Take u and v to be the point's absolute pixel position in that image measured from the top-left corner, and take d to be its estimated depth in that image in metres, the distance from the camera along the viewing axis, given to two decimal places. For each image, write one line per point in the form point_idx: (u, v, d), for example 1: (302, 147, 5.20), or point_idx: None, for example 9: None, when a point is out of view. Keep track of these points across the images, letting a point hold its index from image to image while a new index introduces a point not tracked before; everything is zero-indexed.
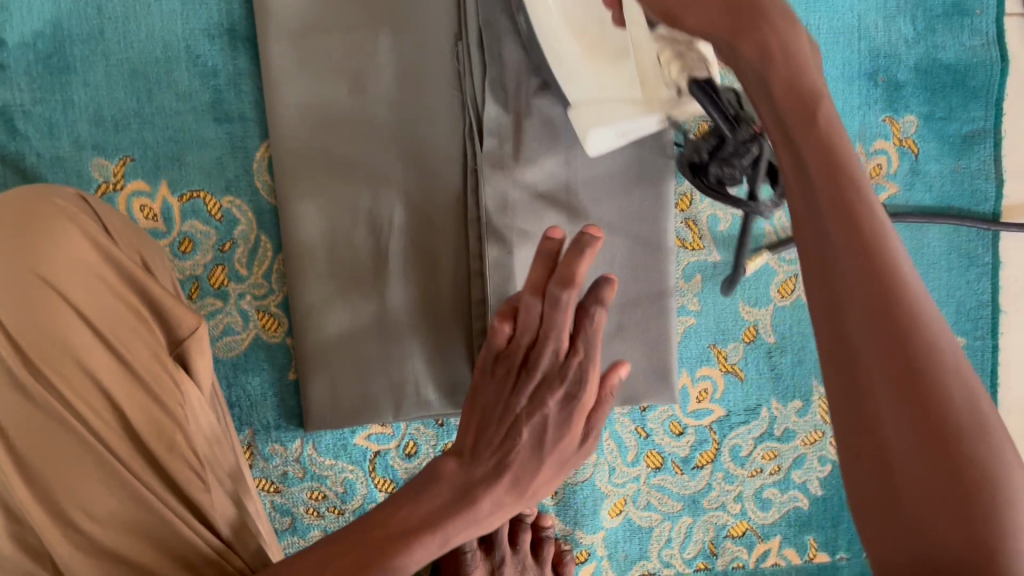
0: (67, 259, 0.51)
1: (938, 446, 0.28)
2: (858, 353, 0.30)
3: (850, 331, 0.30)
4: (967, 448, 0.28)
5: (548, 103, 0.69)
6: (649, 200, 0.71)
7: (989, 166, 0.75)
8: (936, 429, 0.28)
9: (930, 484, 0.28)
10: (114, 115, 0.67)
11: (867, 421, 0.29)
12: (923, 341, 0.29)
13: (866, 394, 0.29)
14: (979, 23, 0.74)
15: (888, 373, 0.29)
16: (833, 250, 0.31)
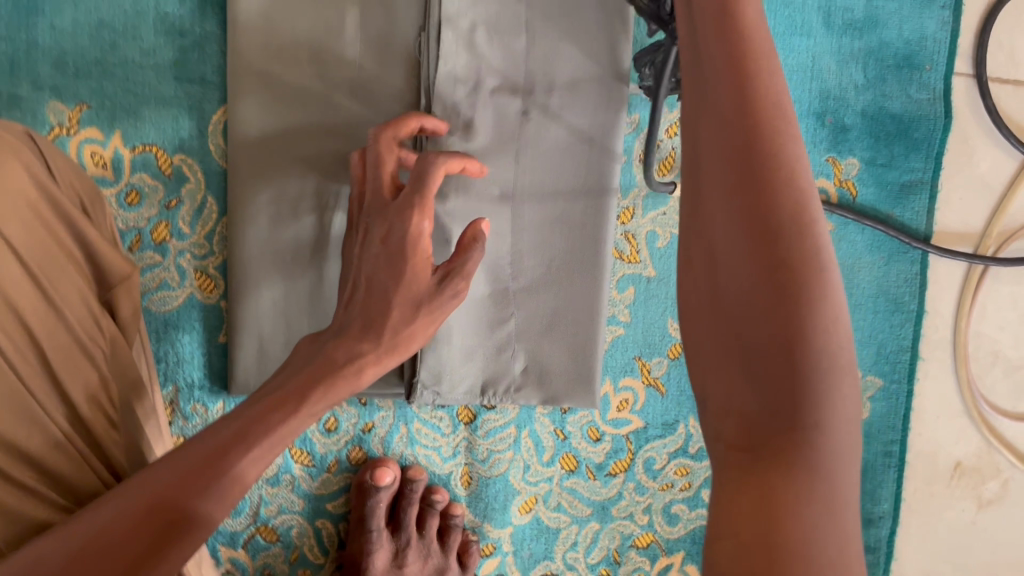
0: (13, 194, 0.51)
1: (767, 260, 0.29)
2: (707, 178, 0.31)
3: (707, 142, 0.31)
4: (807, 334, 0.28)
5: (504, 103, 0.71)
6: (593, 208, 0.73)
7: (921, 218, 0.78)
8: (763, 241, 0.29)
9: (752, 305, 0.29)
10: (77, 61, 0.68)
11: (709, 244, 0.31)
12: (778, 164, 0.30)
13: (707, 206, 0.31)
14: (928, 77, 0.76)
15: (732, 184, 0.30)
16: (711, 94, 0.31)
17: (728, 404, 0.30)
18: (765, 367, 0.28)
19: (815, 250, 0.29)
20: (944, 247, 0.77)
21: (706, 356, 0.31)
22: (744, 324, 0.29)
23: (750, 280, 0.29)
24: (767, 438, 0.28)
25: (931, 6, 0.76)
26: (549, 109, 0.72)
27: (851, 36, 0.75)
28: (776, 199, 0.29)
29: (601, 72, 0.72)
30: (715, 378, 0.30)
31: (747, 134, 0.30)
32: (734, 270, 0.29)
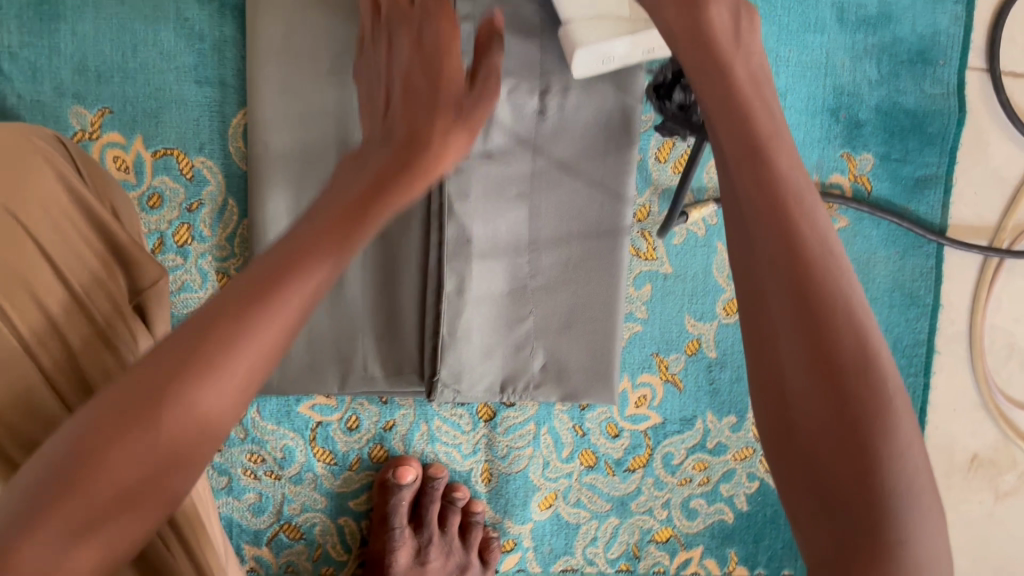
0: (44, 196, 0.52)
1: (838, 394, 0.31)
2: (768, 306, 0.33)
3: (756, 258, 0.33)
4: (881, 456, 0.31)
5: (522, 101, 0.72)
6: (610, 206, 0.74)
7: (936, 212, 0.78)
8: (830, 375, 0.31)
9: (822, 418, 0.31)
10: (98, 66, 0.69)
11: (771, 355, 0.33)
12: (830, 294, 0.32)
13: (772, 330, 0.32)
14: (941, 72, 0.77)
15: (795, 319, 0.32)
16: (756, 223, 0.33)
17: (819, 532, 0.31)
18: (839, 473, 0.31)
19: (873, 354, 0.32)
20: (960, 239, 0.77)
21: (788, 476, 0.32)
22: (823, 451, 0.31)
23: (824, 411, 0.31)
24: (851, 535, 0.30)
25: (944, 1, 0.76)
26: (565, 108, 0.73)
27: (865, 32, 0.75)
28: (830, 310, 0.32)
29: (616, 71, 0.72)
30: (799, 497, 0.32)
31: (800, 269, 0.32)
32: (806, 400, 0.31)
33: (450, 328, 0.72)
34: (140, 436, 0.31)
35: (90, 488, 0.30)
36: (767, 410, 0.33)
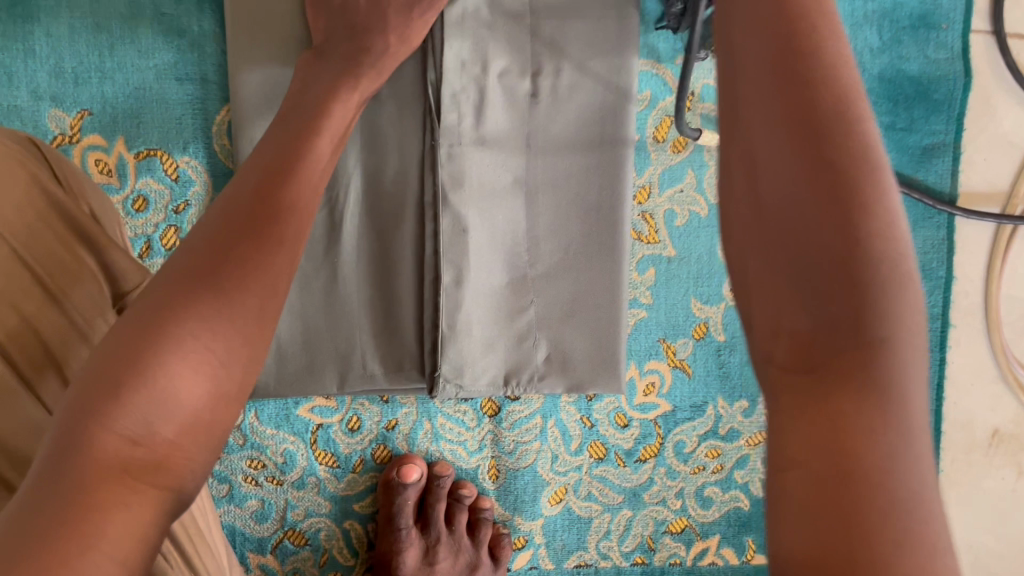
0: (18, 200, 0.51)
1: (816, 164, 0.26)
2: (747, 87, 0.29)
3: (736, 24, 0.30)
4: (861, 230, 0.26)
5: (513, 85, 0.70)
6: (609, 189, 0.72)
7: (945, 181, 0.76)
8: (808, 139, 0.27)
9: (786, 176, 0.27)
10: (75, 67, 0.67)
11: (747, 144, 0.29)
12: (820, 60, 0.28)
13: (748, 116, 0.29)
14: (945, 36, 0.74)
15: (776, 87, 0.28)
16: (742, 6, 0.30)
17: (781, 336, 0.28)
18: (804, 238, 0.26)
19: (856, 108, 0.27)
20: (970, 208, 0.75)
21: (754, 272, 0.29)
22: (792, 230, 0.27)
23: (798, 186, 0.27)
24: (822, 330, 0.26)
25: None
26: (558, 90, 0.70)
27: None
28: (815, 72, 0.27)
29: (610, 49, 0.70)
30: (764, 296, 0.28)
31: (783, 34, 0.28)
32: (777, 178, 0.28)
33: (450, 321, 0.70)
34: (125, 400, 0.29)
35: (98, 441, 0.28)
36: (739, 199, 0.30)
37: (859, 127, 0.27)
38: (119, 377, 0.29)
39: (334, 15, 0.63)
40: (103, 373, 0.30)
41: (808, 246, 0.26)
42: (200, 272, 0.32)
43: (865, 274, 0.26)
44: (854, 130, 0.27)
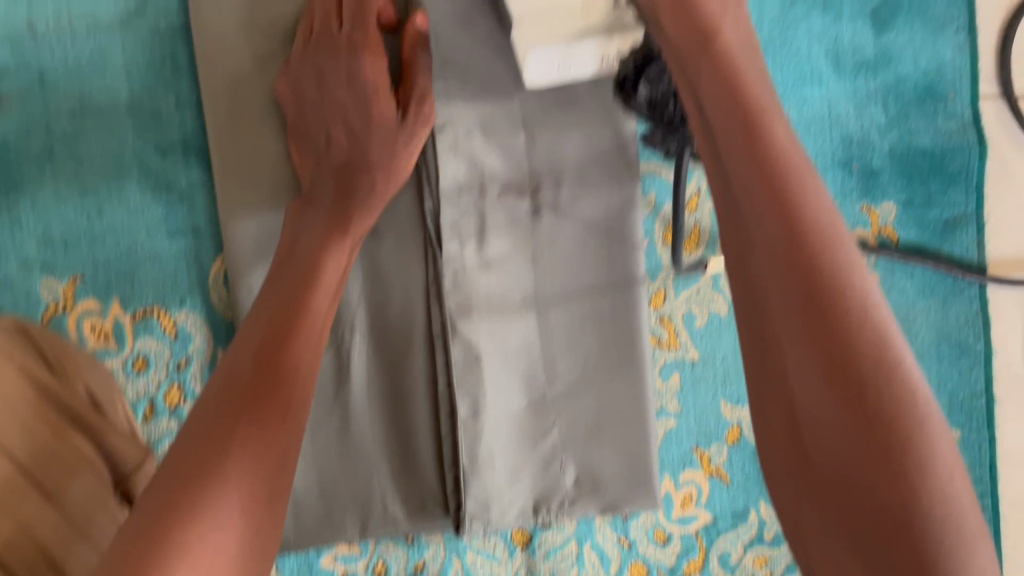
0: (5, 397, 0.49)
1: (852, 397, 0.32)
2: (771, 314, 0.36)
3: (756, 263, 0.37)
4: (903, 448, 0.32)
5: (515, 203, 0.68)
6: (623, 301, 0.69)
7: (973, 253, 0.72)
8: (844, 373, 0.33)
9: (846, 445, 0.32)
10: (64, 233, 0.65)
11: (780, 370, 0.35)
12: (837, 287, 0.34)
13: (774, 334, 0.36)
14: (954, 105, 0.71)
15: (799, 314, 0.34)
16: (756, 237, 0.36)
17: (843, 550, 0.33)
18: (861, 488, 0.32)
19: (875, 320, 0.34)
20: (1000, 276, 0.72)
21: (793, 490, 0.35)
22: (843, 457, 0.33)
23: (838, 412, 0.33)
24: (896, 550, 0.31)
25: (945, 32, 0.71)
26: (560, 203, 0.68)
27: (866, 76, 0.71)
28: (840, 306, 0.34)
29: (608, 157, 0.68)
30: (810, 508, 0.35)
31: (801, 271, 0.35)
32: (811, 402, 0.34)
33: (470, 454, 0.67)
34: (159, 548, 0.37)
35: None
36: (787, 444, 0.36)
37: (887, 352, 0.33)
38: (166, 524, 0.38)
39: (323, 159, 0.61)
40: (150, 533, 0.38)
41: (857, 466, 0.32)
42: (227, 429, 0.43)
43: (917, 489, 0.31)
44: (886, 360, 0.33)
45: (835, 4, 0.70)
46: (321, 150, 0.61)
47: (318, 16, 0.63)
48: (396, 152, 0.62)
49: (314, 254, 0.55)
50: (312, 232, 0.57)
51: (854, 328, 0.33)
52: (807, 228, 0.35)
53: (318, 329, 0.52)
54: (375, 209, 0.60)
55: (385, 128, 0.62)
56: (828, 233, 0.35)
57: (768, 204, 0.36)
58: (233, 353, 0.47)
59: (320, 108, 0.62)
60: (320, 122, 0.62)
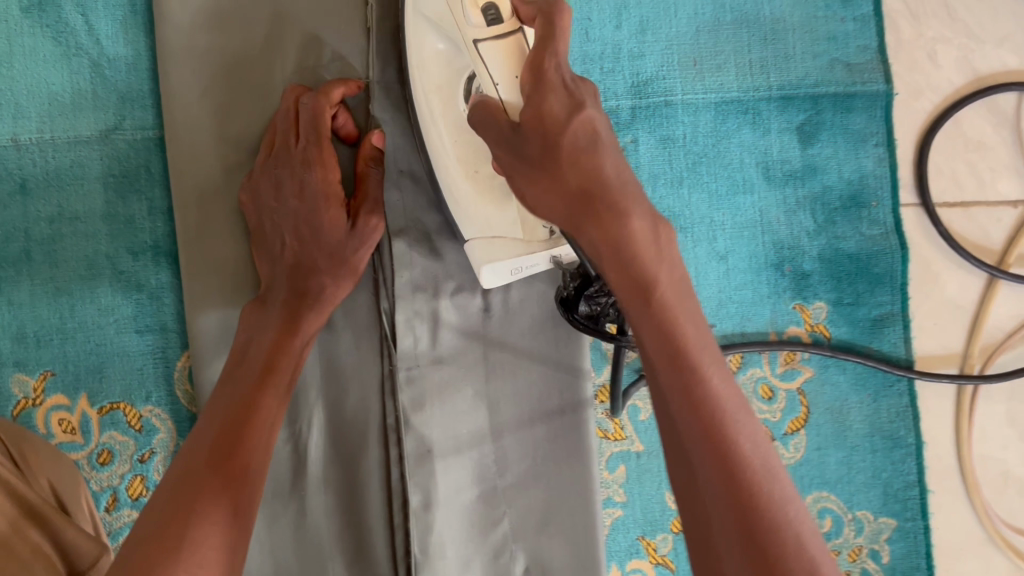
0: None
1: (759, 558, 0.37)
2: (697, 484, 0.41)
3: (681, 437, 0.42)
4: None
5: (467, 303, 0.72)
6: (569, 394, 0.73)
7: (900, 348, 0.77)
8: (755, 540, 0.38)
9: None
10: (37, 331, 0.69)
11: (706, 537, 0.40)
12: (745, 463, 0.40)
13: (700, 499, 0.41)
14: (877, 213, 0.77)
15: (717, 484, 0.40)
16: (676, 413, 0.42)
17: None
18: None
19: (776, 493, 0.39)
20: (927, 371, 0.76)
21: None
22: None
23: (749, 573, 0.37)
24: None
25: (866, 145, 0.77)
26: (510, 302, 0.73)
27: (793, 185, 0.76)
28: (749, 480, 0.39)
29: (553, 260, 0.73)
30: None
31: (716, 446, 0.40)
32: (733, 568, 0.38)
33: (421, 545, 0.69)
34: None
35: None
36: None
37: (789, 523, 0.38)
38: None
39: (277, 261, 0.66)
40: None
41: None
42: (181, 514, 0.47)
43: None
44: (789, 529, 0.38)
45: (763, 119, 0.76)
46: (276, 253, 0.66)
47: (280, 133, 0.68)
48: (346, 259, 0.67)
49: (265, 354, 0.61)
50: (265, 333, 0.62)
51: (760, 500, 0.39)
52: (731, 441, 0.40)
53: (268, 431, 0.57)
54: (324, 307, 0.66)
55: (335, 237, 0.67)
56: (748, 444, 0.40)
57: (695, 416, 0.41)
58: (190, 448, 0.53)
59: (277, 216, 0.67)
60: (277, 230, 0.67)
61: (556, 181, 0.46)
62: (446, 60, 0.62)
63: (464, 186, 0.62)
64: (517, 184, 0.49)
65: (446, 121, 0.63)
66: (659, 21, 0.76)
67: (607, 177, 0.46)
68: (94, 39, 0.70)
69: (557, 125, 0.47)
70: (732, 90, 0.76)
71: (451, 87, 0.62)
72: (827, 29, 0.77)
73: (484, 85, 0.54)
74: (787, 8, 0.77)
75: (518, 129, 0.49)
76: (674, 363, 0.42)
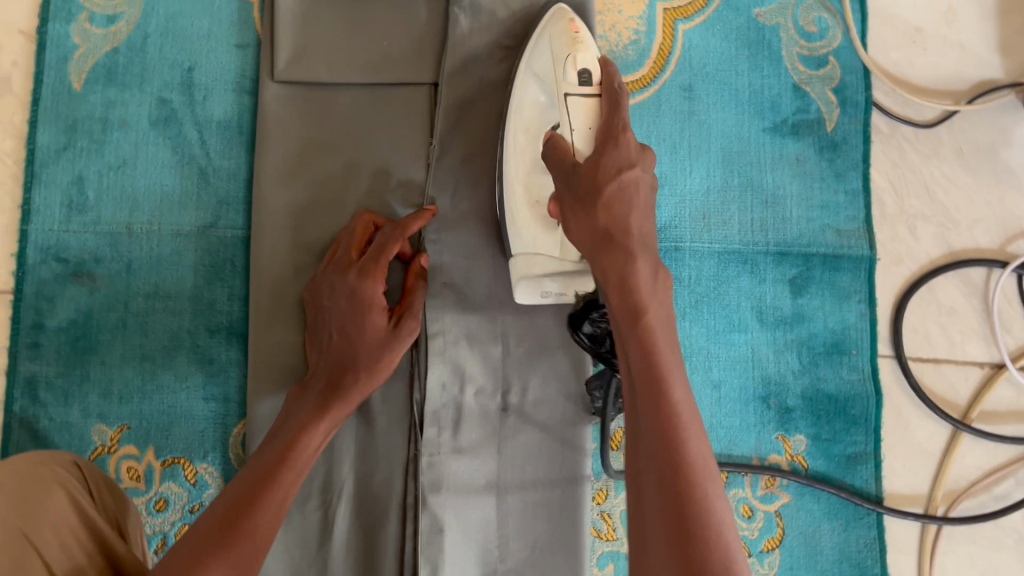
0: (56, 514, 0.62)
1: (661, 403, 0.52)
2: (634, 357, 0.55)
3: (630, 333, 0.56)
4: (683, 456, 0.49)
5: (487, 402, 0.83)
6: (569, 494, 0.82)
7: (871, 485, 0.85)
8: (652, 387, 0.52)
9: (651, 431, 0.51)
10: (121, 389, 0.81)
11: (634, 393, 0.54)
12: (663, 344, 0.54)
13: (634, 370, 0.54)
14: (856, 360, 0.87)
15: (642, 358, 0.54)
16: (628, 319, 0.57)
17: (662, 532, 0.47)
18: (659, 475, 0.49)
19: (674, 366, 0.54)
20: (894, 506, 0.84)
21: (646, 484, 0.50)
22: (652, 455, 0.50)
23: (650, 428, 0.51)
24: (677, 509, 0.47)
25: (849, 301, 0.88)
26: (526, 404, 0.83)
27: (783, 329, 0.87)
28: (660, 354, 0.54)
29: (566, 371, 0.84)
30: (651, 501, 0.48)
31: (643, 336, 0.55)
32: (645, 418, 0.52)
33: None
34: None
35: None
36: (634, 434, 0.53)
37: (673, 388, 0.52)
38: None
39: (325, 352, 0.76)
40: None
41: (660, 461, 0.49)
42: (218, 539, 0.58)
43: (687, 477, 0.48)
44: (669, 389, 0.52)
45: (760, 270, 0.88)
46: (325, 345, 0.77)
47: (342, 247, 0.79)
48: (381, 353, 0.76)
49: (297, 428, 0.71)
50: (301, 414, 0.72)
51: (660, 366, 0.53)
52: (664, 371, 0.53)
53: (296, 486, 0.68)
54: (352, 403, 0.74)
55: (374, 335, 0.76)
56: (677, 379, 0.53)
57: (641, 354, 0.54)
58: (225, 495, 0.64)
59: (329, 314, 0.77)
60: (328, 325, 0.77)
61: (591, 216, 0.62)
62: (539, 110, 0.75)
63: (528, 217, 0.75)
64: (568, 215, 0.65)
65: (522, 158, 0.76)
66: (675, 179, 0.88)
67: (631, 230, 0.60)
68: (205, 152, 0.84)
69: (606, 175, 0.62)
70: (734, 243, 0.88)
71: (535, 147, 0.75)
72: (821, 198, 0.89)
73: (562, 132, 0.69)
74: (788, 179, 0.89)
75: (577, 171, 0.65)
76: (671, 478, 0.48)
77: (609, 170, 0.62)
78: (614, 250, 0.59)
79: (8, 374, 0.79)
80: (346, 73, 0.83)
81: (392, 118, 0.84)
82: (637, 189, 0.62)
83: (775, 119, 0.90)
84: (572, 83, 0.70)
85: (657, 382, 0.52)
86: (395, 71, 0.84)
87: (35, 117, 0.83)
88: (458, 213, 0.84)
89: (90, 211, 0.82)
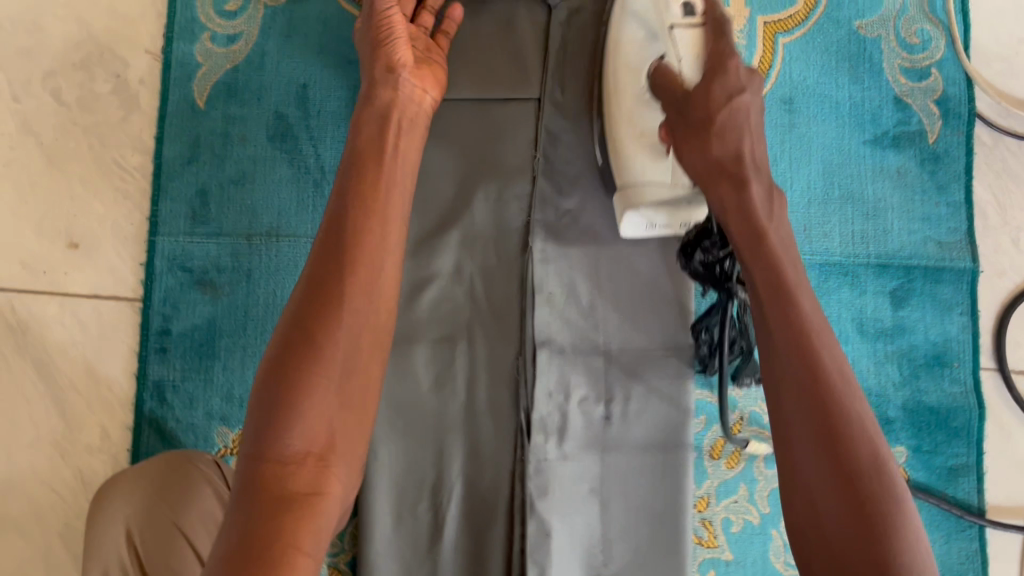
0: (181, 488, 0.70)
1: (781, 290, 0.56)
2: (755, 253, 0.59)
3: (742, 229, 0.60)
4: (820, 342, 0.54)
5: (591, 410, 0.85)
6: (672, 500, 0.84)
7: (973, 497, 0.85)
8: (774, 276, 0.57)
9: (782, 318, 0.55)
10: (242, 393, 0.84)
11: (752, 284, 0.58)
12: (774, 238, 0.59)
13: (754, 263, 0.59)
14: (958, 373, 0.87)
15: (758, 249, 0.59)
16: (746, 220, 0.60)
17: (808, 416, 0.52)
18: (801, 370, 0.53)
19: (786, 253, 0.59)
20: (996, 519, 0.84)
21: (778, 372, 0.54)
22: (781, 341, 0.55)
23: (779, 315, 0.55)
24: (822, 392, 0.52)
25: (951, 313, 0.88)
26: (629, 413, 0.85)
27: (883, 340, 0.88)
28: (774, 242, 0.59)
29: (670, 378, 0.86)
30: (790, 385, 0.53)
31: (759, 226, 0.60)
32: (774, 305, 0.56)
33: None
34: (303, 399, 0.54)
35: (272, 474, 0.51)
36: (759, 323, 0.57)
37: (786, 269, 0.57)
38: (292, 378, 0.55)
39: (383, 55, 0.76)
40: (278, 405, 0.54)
41: (796, 349, 0.54)
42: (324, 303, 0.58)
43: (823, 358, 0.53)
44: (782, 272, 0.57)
45: (861, 281, 0.88)
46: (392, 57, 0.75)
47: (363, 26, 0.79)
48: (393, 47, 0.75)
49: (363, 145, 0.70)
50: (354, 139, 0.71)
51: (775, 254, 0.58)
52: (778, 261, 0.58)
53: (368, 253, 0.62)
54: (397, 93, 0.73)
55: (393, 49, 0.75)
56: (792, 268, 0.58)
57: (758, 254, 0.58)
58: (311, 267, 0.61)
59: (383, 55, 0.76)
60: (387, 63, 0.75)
61: (704, 147, 0.64)
62: (640, 45, 0.78)
63: (633, 148, 0.76)
64: (683, 146, 0.66)
65: (628, 92, 0.78)
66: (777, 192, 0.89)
67: (745, 156, 0.63)
68: (320, 164, 0.87)
69: (715, 103, 0.64)
70: (835, 255, 0.88)
71: (641, 63, 0.78)
72: (922, 210, 0.89)
73: (669, 58, 0.71)
74: (889, 191, 0.89)
75: (689, 103, 0.66)
76: (821, 405, 0.52)
77: (720, 98, 0.64)
78: (729, 179, 0.62)
79: (140, 377, 0.84)
80: (455, 90, 0.87)
81: (499, 129, 0.87)
82: (748, 114, 0.64)
83: (876, 132, 0.90)
84: (676, 15, 0.70)
85: (799, 328, 0.55)
86: (502, 85, 0.87)
87: (161, 133, 0.87)
88: (566, 227, 0.87)
89: (212, 221, 0.86)
